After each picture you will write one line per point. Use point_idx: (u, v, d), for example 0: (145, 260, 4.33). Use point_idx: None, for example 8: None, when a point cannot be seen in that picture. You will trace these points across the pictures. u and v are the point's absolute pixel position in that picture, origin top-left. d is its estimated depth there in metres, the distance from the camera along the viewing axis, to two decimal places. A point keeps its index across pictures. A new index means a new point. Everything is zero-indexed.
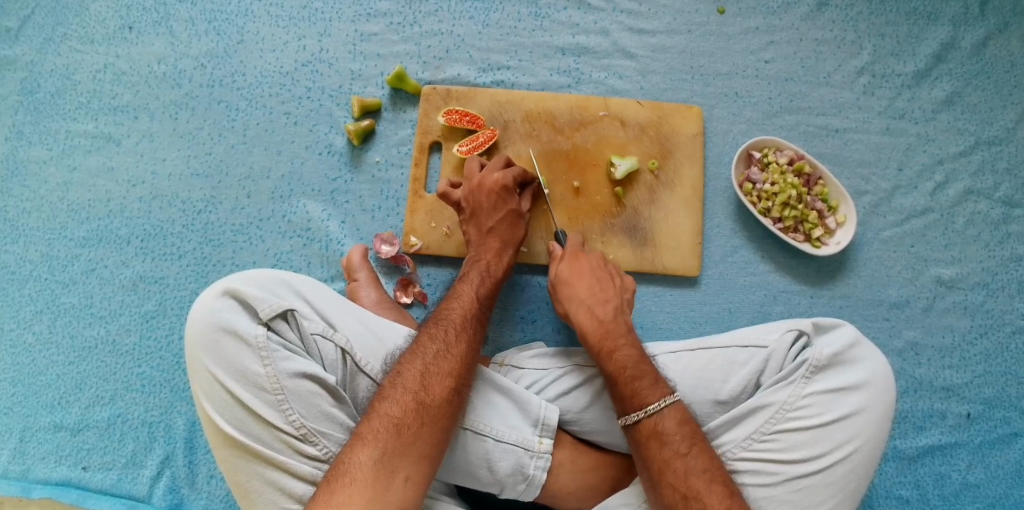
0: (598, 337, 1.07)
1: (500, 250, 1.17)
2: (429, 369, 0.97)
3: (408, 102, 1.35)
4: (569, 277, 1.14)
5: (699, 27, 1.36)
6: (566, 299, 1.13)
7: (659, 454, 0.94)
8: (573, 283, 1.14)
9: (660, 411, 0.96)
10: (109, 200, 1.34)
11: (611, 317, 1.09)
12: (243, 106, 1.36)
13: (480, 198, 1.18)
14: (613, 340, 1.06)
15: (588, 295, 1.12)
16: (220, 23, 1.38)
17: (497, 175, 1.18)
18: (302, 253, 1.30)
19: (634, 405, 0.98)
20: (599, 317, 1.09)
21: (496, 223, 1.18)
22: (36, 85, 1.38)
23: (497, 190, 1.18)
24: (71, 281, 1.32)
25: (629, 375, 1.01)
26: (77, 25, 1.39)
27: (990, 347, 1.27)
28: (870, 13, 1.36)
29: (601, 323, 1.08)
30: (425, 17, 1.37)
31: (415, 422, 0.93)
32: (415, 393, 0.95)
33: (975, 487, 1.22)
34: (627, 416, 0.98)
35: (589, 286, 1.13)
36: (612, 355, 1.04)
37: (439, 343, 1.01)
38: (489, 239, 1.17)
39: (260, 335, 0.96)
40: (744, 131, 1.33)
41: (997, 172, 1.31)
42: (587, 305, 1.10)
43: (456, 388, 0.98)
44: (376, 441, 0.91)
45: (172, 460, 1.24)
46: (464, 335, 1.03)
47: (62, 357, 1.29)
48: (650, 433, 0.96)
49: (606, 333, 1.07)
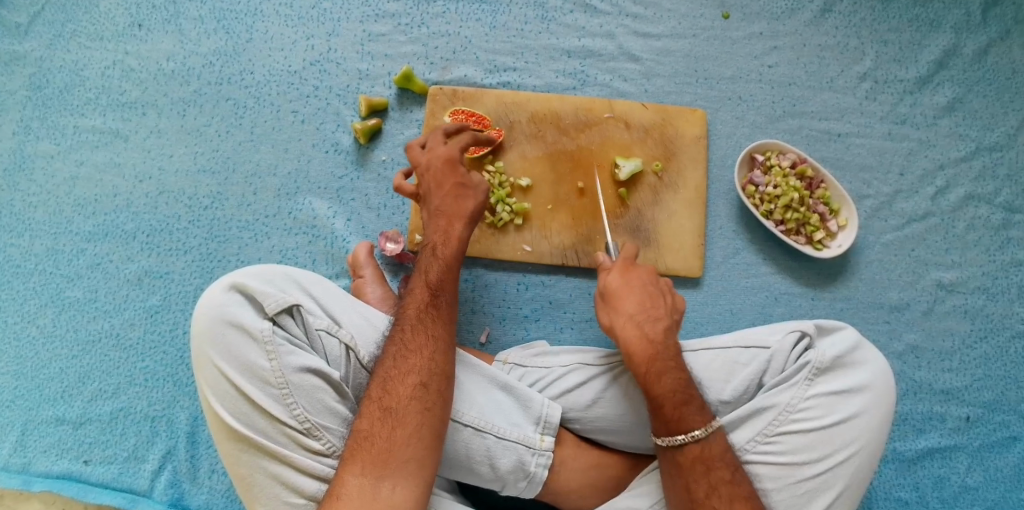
0: (646, 359, 1.01)
1: (448, 226, 1.10)
2: (389, 373, 0.95)
3: (415, 102, 1.36)
4: (618, 291, 1.08)
5: (704, 31, 1.38)
6: (614, 314, 1.07)
7: (705, 479, 0.94)
8: (623, 296, 1.08)
9: (705, 437, 0.96)
10: (115, 195, 1.35)
11: (661, 335, 1.03)
12: (251, 104, 1.37)
13: (428, 176, 1.13)
14: (662, 362, 1.00)
15: (639, 311, 1.06)
16: (230, 22, 1.40)
17: (443, 149, 1.14)
18: (307, 250, 1.31)
19: (681, 427, 0.96)
20: (649, 335, 1.03)
21: (439, 201, 1.11)
22: (45, 80, 1.39)
23: (443, 165, 1.13)
24: (77, 275, 1.33)
25: (679, 398, 0.97)
26: (87, 21, 1.41)
27: (990, 351, 1.28)
28: (872, 19, 1.37)
29: (651, 343, 1.02)
30: (433, 19, 1.39)
31: (383, 430, 0.91)
32: (378, 400, 0.93)
33: (973, 491, 1.23)
34: (672, 438, 0.96)
35: (639, 302, 1.06)
36: (660, 378, 0.99)
37: (396, 344, 0.98)
38: (435, 215, 1.10)
39: (266, 329, 0.96)
40: (747, 134, 1.34)
41: (998, 178, 1.32)
42: (637, 323, 1.04)
43: (422, 382, 0.94)
44: (353, 458, 0.90)
45: (174, 454, 1.25)
46: (421, 327, 0.99)
47: (66, 350, 1.30)
48: (696, 457, 0.95)
49: (658, 354, 1.01)
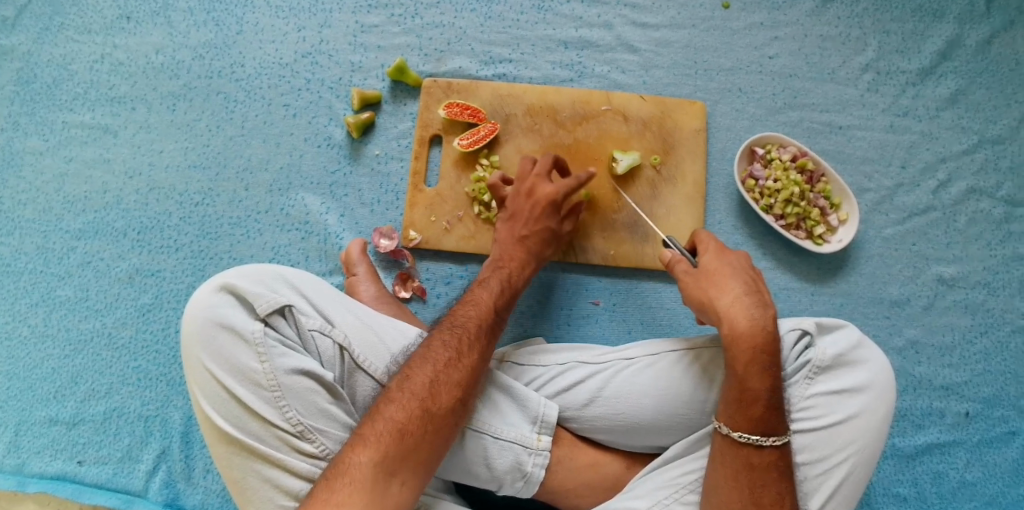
0: (750, 345, 0.94)
1: (526, 260, 1.16)
2: (439, 378, 0.94)
3: (409, 95, 1.33)
4: (716, 271, 1.01)
5: (704, 21, 1.35)
6: (716, 292, 0.99)
7: (774, 486, 0.92)
8: (723, 277, 1.00)
9: (782, 445, 0.93)
10: (105, 192, 1.33)
11: (770, 322, 0.95)
12: (242, 98, 1.35)
13: (528, 201, 1.17)
14: (768, 355, 0.94)
15: (744, 293, 0.97)
16: (219, 14, 1.37)
17: (551, 188, 1.17)
18: (300, 247, 1.29)
19: (768, 429, 0.92)
20: (760, 320, 0.95)
21: (529, 234, 1.17)
22: (33, 75, 1.36)
23: (543, 198, 1.17)
24: (68, 273, 1.31)
25: (770, 401, 0.93)
26: (74, 14, 1.37)
27: (990, 346, 1.27)
28: (875, 9, 1.35)
29: (760, 331, 0.94)
30: (427, 9, 1.36)
31: (418, 430, 0.89)
32: (420, 400, 0.92)
33: (971, 486, 1.23)
34: (757, 437, 0.92)
35: (743, 284, 0.98)
36: (761, 372, 0.93)
37: (451, 352, 0.97)
38: (517, 246, 1.16)
39: (257, 331, 0.95)
40: (747, 126, 1.32)
41: (1000, 171, 1.30)
42: (745, 306, 0.96)
43: (464, 398, 0.95)
44: (378, 445, 0.87)
45: (169, 454, 1.24)
46: (478, 346, 1.00)
47: (58, 350, 1.28)
48: (771, 462, 0.93)
49: (764, 344, 0.94)
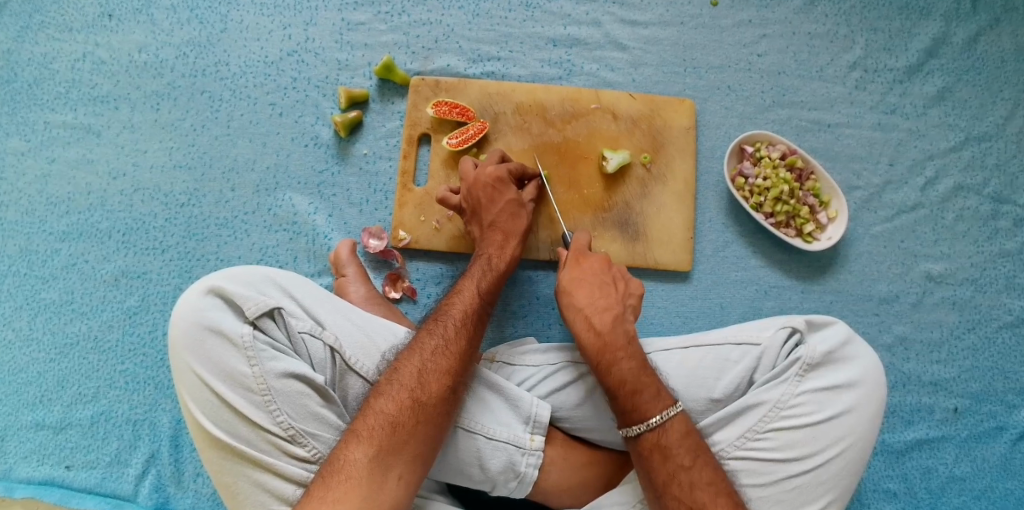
0: (595, 351, 1.02)
1: (504, 244, 1.13)
2: (426, 367, 0.95)
3: (397, 93, 1.32)
4: (568, 284, 1.09)
5: (692, 18, 1.35)
6: (564, 307, 1.08)
7: (662, 467, 0.93)
8: (571, 289, 1.08)
9: (660, 425, 0.95)
10: (89, 193, 1.30)
11: (607, 324, 1.03)
12: (227, 97, 1.33)
13: (479, 192, 1.15)
14: (611, 353, 1.01)
15: (587, 302, 1.06)
16: (203, 11, 1.35)
17: (491, 169, 1.15)
18: (288, 247, 1.28)
19: (637, 417, 0.96)
20: (595, 326, 1.03)
21: (495, 218, 1.15)
22: (13, 74, 1.33)
23: (493, 184, 1.15)
24: (52, 276, 1.28)
25: (629, 389, 0.98)
26: (55, 12, 1.35)
27: (978, 342, 1.28)
28: (862, 7, 1.35)
29: (598, 335, 1.03)
30: (414, 7, 1.34)
31: (410, 420, 0.90)
32: (410, 390, 0.92)
33: (961, 480, 1.24)
34: (630, 428, 0.96)
35: (588, 293, 1.07)
36: (609, 369, 1.00)
37: (438, 340, 0.98)
38: (491, 232, 1.14)
39: (246, 334, 0.93)
40: (736, 124, 1.32)
41: (986, 168, 1.31)
42: (584, 314, 1.05)
43: (453, 386, 0.95)
44: (371, 439, 0.88)
45: (158, 458, 1.22)
46: (464, 332, 1.00)
47: (43, 354, 1.26)
48: (653, 445, 0.95)
49: (604, 345, 1.02)
